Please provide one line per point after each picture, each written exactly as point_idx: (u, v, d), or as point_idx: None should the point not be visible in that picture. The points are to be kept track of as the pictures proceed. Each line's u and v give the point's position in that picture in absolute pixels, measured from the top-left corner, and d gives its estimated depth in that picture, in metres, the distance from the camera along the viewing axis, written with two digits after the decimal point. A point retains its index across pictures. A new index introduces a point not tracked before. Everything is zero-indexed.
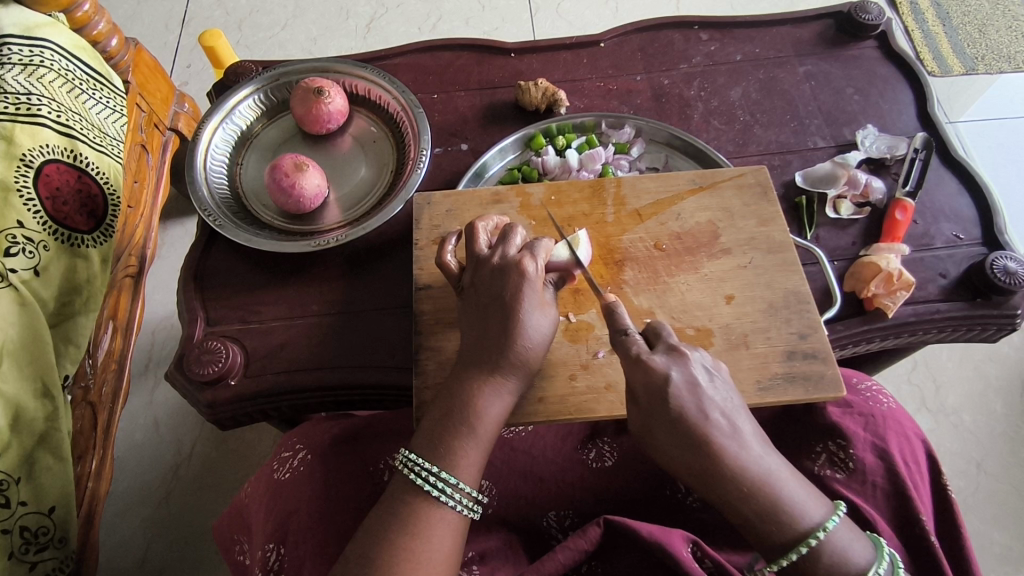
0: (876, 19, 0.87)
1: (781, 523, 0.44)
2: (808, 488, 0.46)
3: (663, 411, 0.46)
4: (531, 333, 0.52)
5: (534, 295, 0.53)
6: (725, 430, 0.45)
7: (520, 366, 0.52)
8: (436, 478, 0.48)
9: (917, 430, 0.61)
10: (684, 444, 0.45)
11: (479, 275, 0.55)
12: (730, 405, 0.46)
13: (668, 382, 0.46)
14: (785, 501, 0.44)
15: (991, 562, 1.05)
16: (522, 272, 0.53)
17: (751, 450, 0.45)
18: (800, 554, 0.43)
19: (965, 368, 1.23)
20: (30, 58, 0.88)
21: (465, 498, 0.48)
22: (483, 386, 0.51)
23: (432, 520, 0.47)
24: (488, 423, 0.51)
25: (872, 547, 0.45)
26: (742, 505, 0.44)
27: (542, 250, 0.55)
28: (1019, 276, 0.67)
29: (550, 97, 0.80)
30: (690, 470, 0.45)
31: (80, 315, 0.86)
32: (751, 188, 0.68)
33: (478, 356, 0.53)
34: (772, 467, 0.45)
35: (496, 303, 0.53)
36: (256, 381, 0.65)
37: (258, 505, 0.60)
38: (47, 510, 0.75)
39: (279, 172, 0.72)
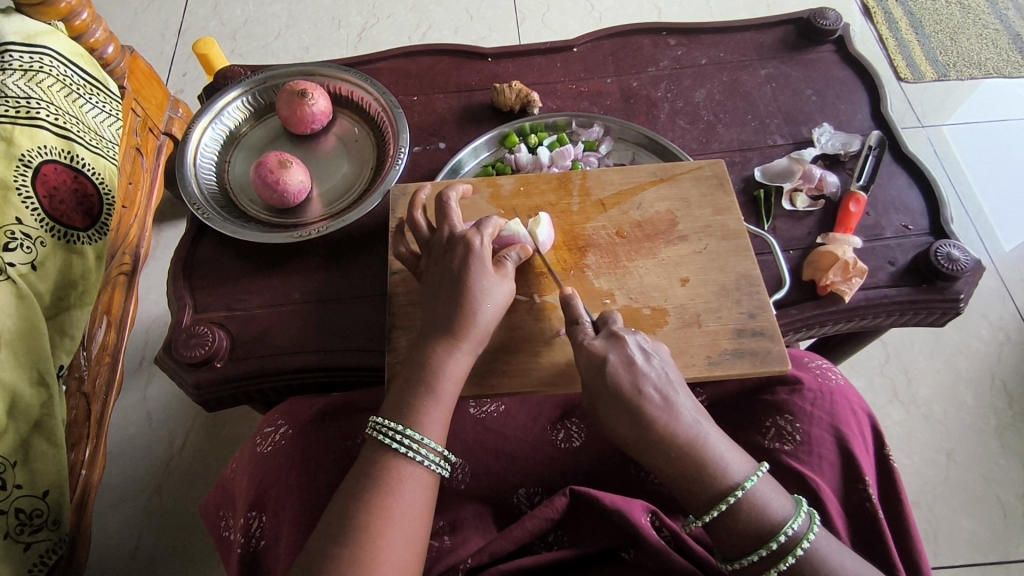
0: (834, 25, 0.92)
1: (708, 481, 0.51)
2: (739, 455, 0.53)
3: (602, 385, 0.54)
4: (480, 299, 0.58)
5: (481, 258, 0.59)
6: (658, 402, 0.53)
7: (472, 332, 0.57)
8: (402, 436, 0.52)
9: (864, 406, 0.65)
10: (624, 414, 0.53)
11: (433, 250, 0.62)
12: (664, 381, 0.54)
13: (607, 362, 0.55)
14: (711, 461, 0.51)
15: (960, 549, 1.08)
16: (468, 244, 0.59)
17: (683, 418, 0.52)
18: (721, 510, 0.50)
19: (936, 361, 1.26)
20: (30, 64, 0.92)
21: (432, 454, 0.53)
22: (438, 348, 0.56)
23: (401, 475, 0.51)
24: (446, 382, 0.55)
25: (792, 503, 0.51)
26: (671, 467, 0.52)
27: (490, 229, 0.61)
28: (961, 262, 0.71)
29: (524, 98, 0.85)
30: (630, 438, 0.53)
31: (74, 308, 0.90)
32: (708, 179, 0.74)
33: (434, 323, 0.58)
34: (704, 432, 0.52)
35: (446, 271, 0.59)
36: (240, 364, 0.69)
37: (242, 478, 0.63)
38: (41, 494, 0.79)
39: (264, 169, 0.76)
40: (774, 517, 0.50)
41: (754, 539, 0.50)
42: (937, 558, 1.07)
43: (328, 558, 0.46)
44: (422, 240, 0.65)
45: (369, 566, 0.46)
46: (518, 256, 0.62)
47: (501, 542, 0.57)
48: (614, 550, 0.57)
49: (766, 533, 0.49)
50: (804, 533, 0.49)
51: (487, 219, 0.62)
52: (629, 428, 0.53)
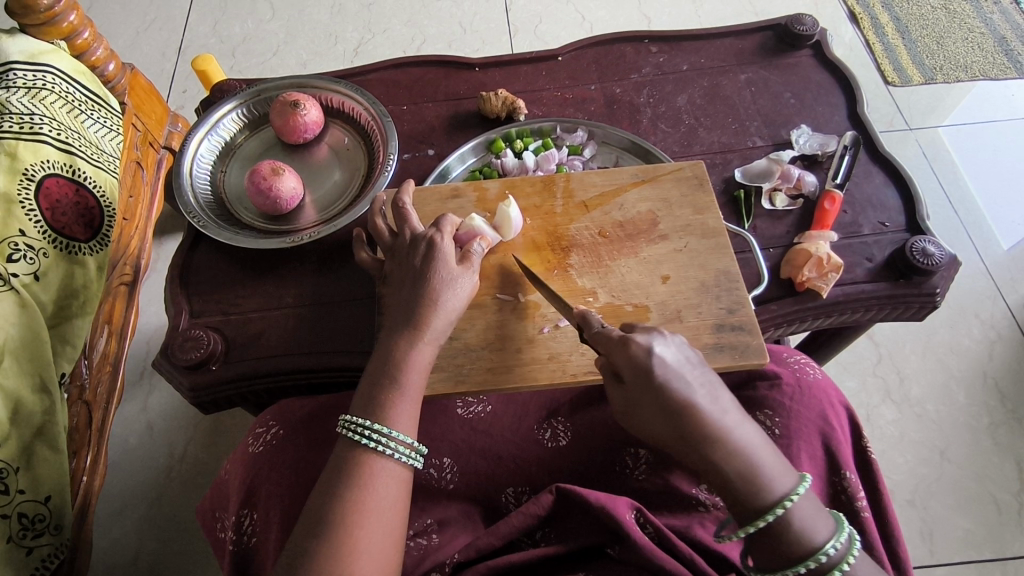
0: (811, 30, 0.94)
1: (757, 488, 0.48)
2: (783, 463, 0.50)
3: (648, 383, 0.50)
4: (440, 291, 0.60)
5: (443, 255, 0.62)
6: (704, 399, 0.49)
7: (432, 320, 0.60)
8: (372, 431, 0.54)
9: (841, 399, 0.66)
10: (670, 411, 0.49)
11: (397, 253, 0.66)
12: (708, 379, 0.51)
13: (653, 363, 0.50)
14: (762, 466, 0.49)
15: (956, 547, 1.07)
16: (431, 241, 0.63)
17: (730, 418, 0.49)
18: (766, 522, 0.47)
19: (928, 360, 1.25)
20: (33, 82, 0.95)
21: (402, 447, 0.54)
22: (401, 340, 0.59)
23: (375, 470, 0.53)
24: (413, 373, 0.58)
25: (832, 525, 0.49)
26: (722, 472, 0.49)
27: (448, 224, 0.65)
28: (936, 257, 0.73)
29: (510, 105, 0.88)
30: (676, 437, 0.50)
31: (77, 317, 0.92)
32: (688, 180, 0.76)
33: (397, 315, 0.60)
34: (748, 440, 0.49)
35: (411, 270, 0.62)
36: (234, 366, 0.71)
37: (235, 478, 0.65)
38: (43, 499, 0.80)
39: (257, 176, 0.78)
40: (815, 539, 0.47)
41: (798, 554, 0.47)
42: (933, 556, 1.06)
43: (314, 549, 0.48)
44: (388, 246, 0.68)
45: (349, 558, 0.48)
46: (482, 248, 0.65)
47: (488, 538, 0.59)
48: (599, 546, 0.58)
49: (806, 551, 0.47)
50: (844, 554, 0.47)
51: (443, 217, 0.66)
52: (673, 430, 0.50)
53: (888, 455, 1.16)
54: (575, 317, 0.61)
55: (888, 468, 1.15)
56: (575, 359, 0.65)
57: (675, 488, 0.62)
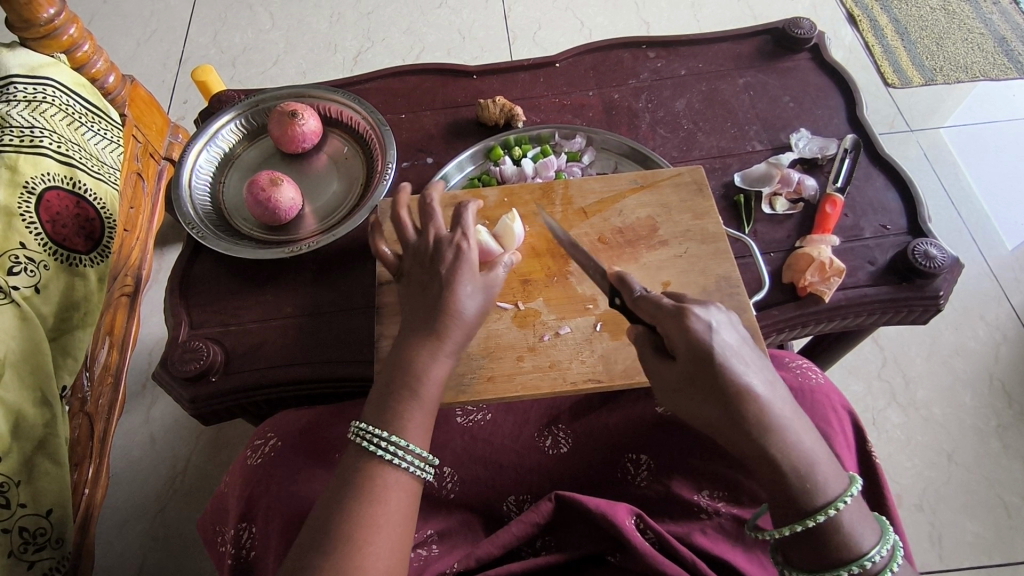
0: (808, 33, 0.94)
1: (812, 485, 0.47)
2: (834, 462, 0.49)
3: (701, 367, 0.48)
4: (462, 303, 0.58)
5: (467, 265, 0.60)
6: (757, 386, 0.48)
7: (452, 332, 0.58)
8: (387, 442, 0.53)
9: (844, 403, 0.66)
10: (721, 397, 0.48)
11: (418, 254, 0.63)
12: (759, 366, 0.49)
13: (715, 343, 0.48)
14: (818, 463, 0.48)
15: (965, 552, 1.05)
16: (457, 248, 0.60)
17: (782, 408, 0.48)
18: (817, 522, 0.46)
19: (933, 363, 1.24)
20: (33, 95, 0.95)
21: (417, 459, 0.54)
22: (422, 351, 0.57)
23: (388, 482, 0.52)
24: (429, 384, 0.56)
25: (878, 530, 0.48)
26: (777, 465, 0.47)
27: (471, 226, 0.63)
28: (938, 260, 0.72)
29: (508, 112, 0.87)
30: (725, 424, 0.48)
31: (77, 330, 0.92)
32: (687, 185, 0.76)
33: (417, 325, 0.59)
34: (803, 432, 0.48)
35: (434, 275, 0.60)
36: (234, 377, 0.71)
37: (236, 492, 0.65)
38: (45, 512, 0.80)
39: (256, 187, 0.78)
40: (862, 545, 0.47)
41: (842, 559, 0.47)
42: (943, 561, 1.05)
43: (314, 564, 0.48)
44: (408, 242, 0.65)
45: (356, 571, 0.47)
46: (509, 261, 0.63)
47: (488, 547, 0.58)
48: (600, 554, 0.58)
49: (852, 556, 0.47)
50: (889, 561, 0.47)
51: (467, 214, 0.63)
52: (730, 415, 0.48)
53: (894, 459, 1.15)
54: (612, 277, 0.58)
55: (895, 472, 1.14)
56: (575, 367, 0.65)
57: (676, 494, 0.62)
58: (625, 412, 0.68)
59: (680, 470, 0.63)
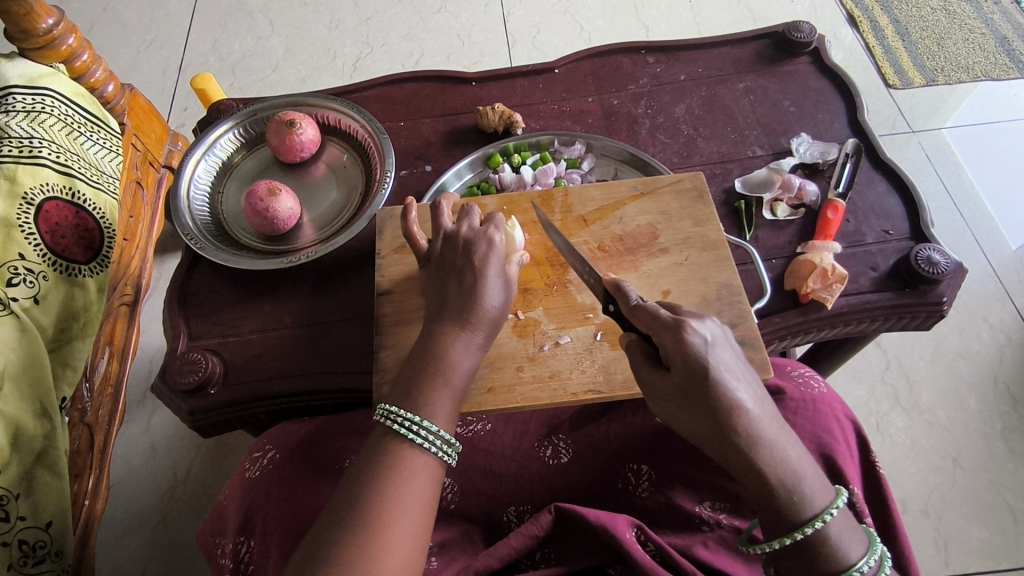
0: (808, 37, 0.94)
1: (798, 498, 0.47)
2: (820, 475, 0.49)
3: (690, 381, 0.48)
4: (493, 295, 0.59)
5: (499, 261, 0.61)
6: (746, 401, 0.48)
7: (482, 322, 0.58)
8: (417, 426, 0.52)
9: (847, 412, 0.65)
10: (710, 411, 0.48)
11: (448, 244, 0.62)
12: (748, 379, 0.50)
13: (708, 358, 0.48)
14: (804, 476, 0.48)
15: (972, 557, 1.04)
16: (490, 240, 0.61)
17: (769, 422, 0.48)
18: (805, 535, 0.47)
19: (938, 366, 1.23)
20: (32, 105, 0.95)
21: (443, 444, 0.53)
22: (455, 339, 0.57)
23: (415, 465, 0.51)
24: (460, 372, 0.57)
25: (865, 541, 0.49)
26: (763, 478, 0.48)
27: (501, 223, 0.64)
28: (942, 265, 0.72)
29: (507, 119, 0.87)
30: (714, 437, 0.48)
31: (77, 339, 0.94)
32: (688, 192, 0.75)
33: (448, 313, 0.59)
34: (790, 445, 0.48)
35: (468, 265, 0.60)
36: (233, 390, 0.71)
37: (235, 504, 0.64)
38: (45, 525, 0.80)
39: (254, 198, 0.78)
40: (850, 556, 0.47)
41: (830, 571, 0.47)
42: (949, 567, 1.04)
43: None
44: (437, 232, 0.65)
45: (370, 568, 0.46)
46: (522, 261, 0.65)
47: (487, 559, 0.57)
48: (600, 567, 0.57)
49: (840, 567, 0.47)
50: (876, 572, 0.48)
51: (496, 217, 0.64)
52: (721, 428, 0.48)
53: (899, 464, 1.14)
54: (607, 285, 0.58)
55: (899, 478, 1.13)
56: (575, 377, 0.64)
57: (677, 505, 0.61)
58: (626, 421, 0.68)
59: (683, 482, 0.63)
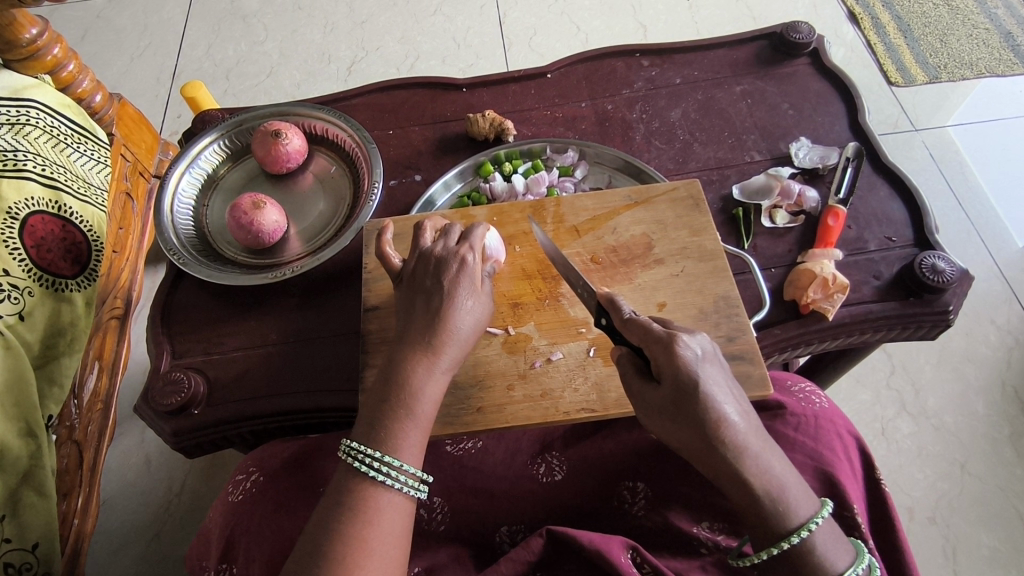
0: (806, 38, 0.91)
1: (784, 509, 0.45)
2: (806, 485, 0.47)
3: (677, 392, 0.46)
4: (462, 318, 0.56)
5: (469, 283, 0.58)
6: (732, 412, 0.46)
7: (450, 346, 0.56)
8: (380, 463, 0.50)
9: (849, 427, 0.63)
10: (695, 422, 0.46)
11: (418, 268, 0.60)
12: (733, 391, 0.48)
13: (698, 371, 0.46)
14: (789, 485, 0.46)
15: (980, 566, 1.01)
16: (461, 260, 0.58)
17: (755, 434, 0.46)
18: (791, 544, 0.45)
19: (944, 370, 1.20)
20: (16, 117, 0.90)
21: (409, 479, 0.51)
22: (417, 366, 0.54)
23: (380, 504, 0.50)
24: (423, 402, 0.54)
25: (852, 551, 0.47)
26: (748, 488, 0.45)
27: (478, 241, 0.60)
28: (947, 273, 0.69)
29: (498, 126, 0.85)
30: (699, 449, 0.46)
31: (64, 357, 0.87)
32: (683, 201, 0.73)
33: (413, 337, 0.56)
34: (775, 457, 0.47)
35: (436, 288, 0.57)
36: (217, 409, 0.69)
37: (216, 528, 0.62)
38: (30, 547, 0.74)
39: (238, 211, 0.76)
40: (838, 565, 0.45)
41: None
42: None
43: None
44: (413, 249, 0.63)
45: None
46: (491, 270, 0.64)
47: None
48: None
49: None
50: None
51: (474, 231, 0.61)
52: (708, 439, 0.46)
53: (905, 470, 1.11)
54: (602, 300, 0.56)
55: (906, 485, 1.10)
56: (568, 395, 0.62)
57: (674, 526, 0.59)
58: (619, 438, 0.66)
59: (678, 500, 0.60)
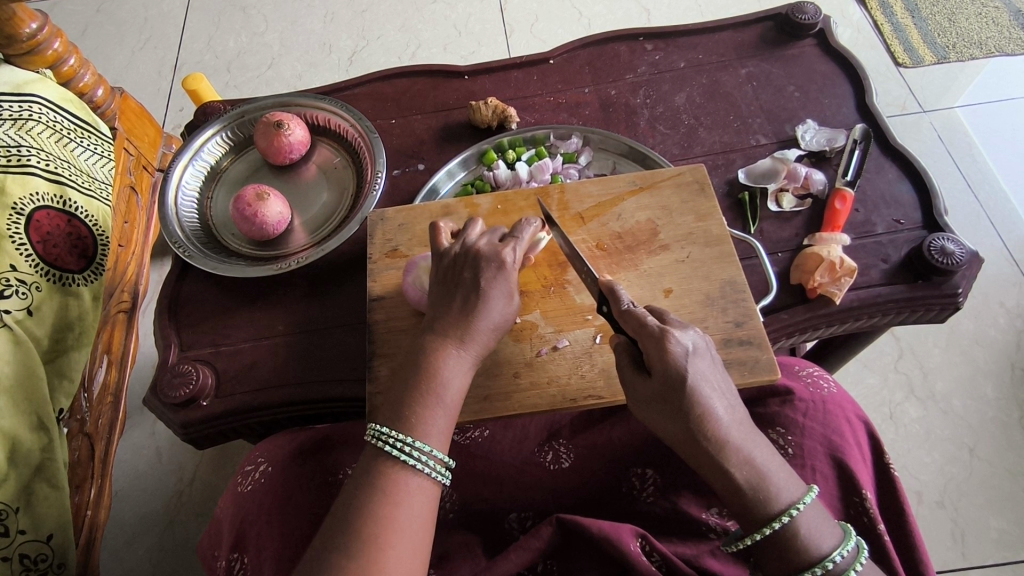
0: (812, 19, 0.90)
1: (764, 495, 0.47)
2: (788, 469, 0.49)
3: (667, 387, 0.48)
4: (491, 315, 0.56)
5: (506, 282, 0.57)
6: (714, 405, 0.48)
7: (479, 340, 0.56)
8: (411, 447, 0.50)
9: (858, 412, 0.63)
10: (680, 416, 0.48)
11: (455, 262, 0.59)
12: (720, 385, 0.49)
13: (688, 367, 0.48)
14: (770, 474, 0.47)
15: (989, 549, 1.01)
16: (501, 261, 0.58)
17: (736, 425, 0.48)
18: (773, 529, 0.46)
19: (952, 353, 1.19)
20: (19, 113, 0.90)
21: (437, 464, 0.51)
22: (446, 356, 0.55)
23: (409, 488, 0.50)
24: (451, 392, 0.54)
25: (839, 533, 0.48)
26: (729, 477, 0.47)
27: (523, 240, 0.61)
28: (956, 255, 0.68)
29: (500, 114, 0.85)
30: (683, 441, 0.48)
31: (73, 350, 0.87)
32: (689, 185, 0.72)
33: (441, 327, 0.56)
34: (757, 447, 0.48)
35: (470, 284, 0.57)
36: (225, 401, 0.69)
37: (225, 519, 0.63)
38: (46, 538, 0.75)
39: (241, 204, 0.76)
40: (822, 546, 0.46)
41: (806, 561, 0.46)
42: (966, 560, 1.01)
43: None
44: (459, 238, 0.62)
45: None
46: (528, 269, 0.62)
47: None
48: None
49: (814, 558, 0.46)
50: (852, 561, 0.46)
51: (520, 227, 0.61)
52: (691, 433, 0.48)
53: (914, 454, 1.11)
54: (602, 288, 0.56)
55: (914, 468, 1.10)
56: (574, 382, 0.62)
57: (683, 512, 0.59)
58: (628, 426, 0.65)
59: (688, 486, 0.61)
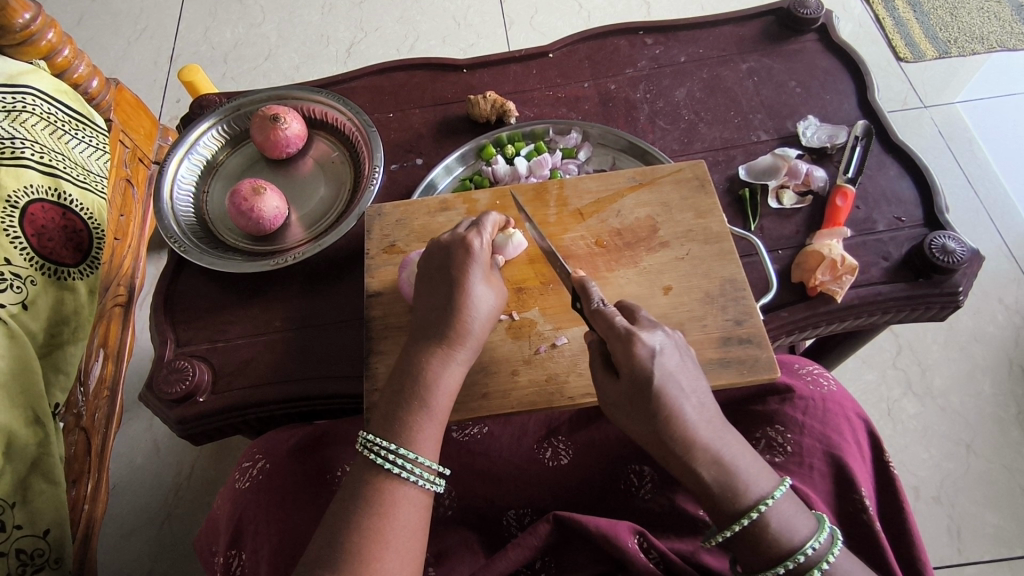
0: (814, 14, 0.90)
1: (732, 493, 0.47)
2: (760, 464, 0.49)
3: (633, 388, 0.48)
4: (474, 306, 0.56)
5: (479, 268, 0.58)
6: (683, 405, 0.47)
7: (465, 340, 0.56)
8: (395, 455, 0.50)
9: (858, 411, 0.62)
10: (647, 418, 0.48)
11: (424, 263, 0.60)
12: (689, 385, 0.49)
13: (654, 367, 0.48)
14: (739, 471, 0.47)
15: (985, 545, 1.01)
16: (467, 246, 0.58)
17: (705, 424, 0.48)
18: (744, 524, 0.46)
19: (951, 349, 1.19)
20: (13, 104, 0.89)
21: (425, 472, 0.51)
22: (433, 357, 0.54)
23: (396, 496, 0.49)
24: (438, 395, 0.53)
25: (811, 524, 0.47)
26: (698, 477, 0.47)
27: (487, 231, 0.61)
28: (957, 253, 0.68)
29: (499, 108, 0.84)
30: (653, 441, 0.48)
31: (69, 344, 0.86)
32: (689, 181, 0.72)
33: (424, 331, 0.56)
34: (727, 445, 0.48)
35: (442, 281, 0.58)
36: (222, 397, 0.69)
37: (224, 515, 0.63)
38: (42, 533, 0.74)
39: (238, 198, 0.76)
40: (794, 539, 0.46)
41: (777, 555, 0.46)
42: (961, 555, 1.01)
43: None
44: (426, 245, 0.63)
45: None
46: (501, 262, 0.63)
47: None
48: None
49: (785, 551, 0.46)
50: (824, 553, 0.46)
51: (484, 217, 0.62)
52: (658, 432, 0.47)
53: (911, 450, 1.11)
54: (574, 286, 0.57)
55: (911, 464, 1.10)
56: (573, 380, 0.62)
57: (682, 509, 0.59)
58: None
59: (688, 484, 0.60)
